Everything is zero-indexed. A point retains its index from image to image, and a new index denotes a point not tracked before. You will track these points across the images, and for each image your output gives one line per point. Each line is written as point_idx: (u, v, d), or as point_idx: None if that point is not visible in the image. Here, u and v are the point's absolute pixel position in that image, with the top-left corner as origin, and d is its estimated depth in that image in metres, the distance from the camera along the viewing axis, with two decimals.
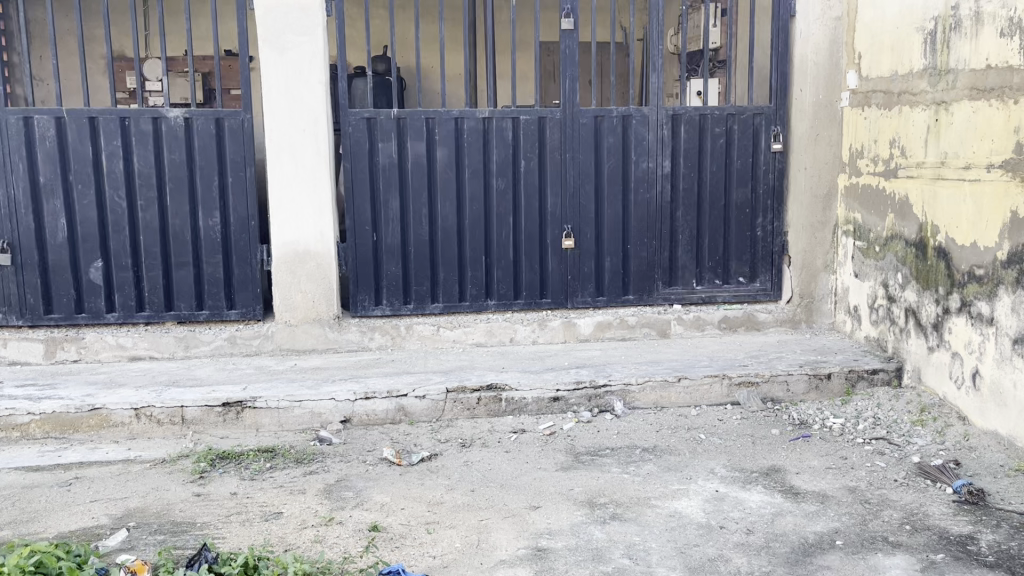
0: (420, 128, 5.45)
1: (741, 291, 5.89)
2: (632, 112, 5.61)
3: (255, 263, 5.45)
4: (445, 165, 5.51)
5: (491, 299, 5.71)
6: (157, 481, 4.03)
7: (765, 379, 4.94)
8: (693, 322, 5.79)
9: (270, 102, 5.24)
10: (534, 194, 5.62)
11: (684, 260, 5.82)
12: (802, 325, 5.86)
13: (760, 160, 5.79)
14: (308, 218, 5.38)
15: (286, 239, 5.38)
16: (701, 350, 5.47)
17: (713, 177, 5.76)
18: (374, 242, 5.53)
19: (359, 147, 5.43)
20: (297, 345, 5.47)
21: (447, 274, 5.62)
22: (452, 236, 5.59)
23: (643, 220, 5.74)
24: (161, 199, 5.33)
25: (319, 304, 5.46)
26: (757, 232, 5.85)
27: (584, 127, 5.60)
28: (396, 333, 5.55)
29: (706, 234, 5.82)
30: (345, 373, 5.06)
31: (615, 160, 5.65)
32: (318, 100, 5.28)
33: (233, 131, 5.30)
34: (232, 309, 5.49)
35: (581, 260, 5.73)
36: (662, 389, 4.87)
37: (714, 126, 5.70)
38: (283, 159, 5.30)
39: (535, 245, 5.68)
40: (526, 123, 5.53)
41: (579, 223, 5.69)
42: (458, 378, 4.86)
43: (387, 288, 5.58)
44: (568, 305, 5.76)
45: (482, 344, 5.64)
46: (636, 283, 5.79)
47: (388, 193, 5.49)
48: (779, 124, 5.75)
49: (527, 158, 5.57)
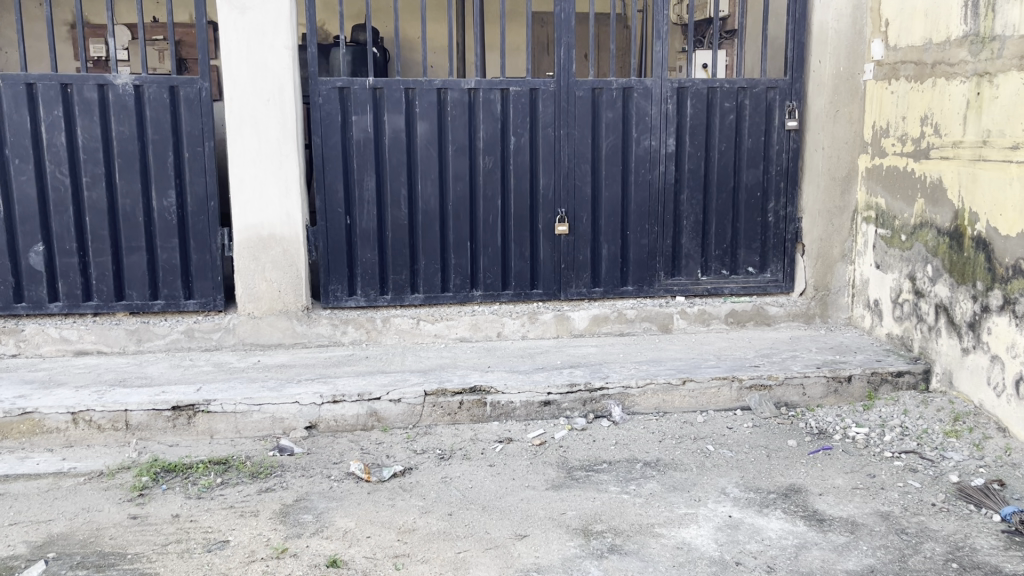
0: (398, 99, 4.91)
1: (750, 283, 5.38)
2: (633, 83, 5.08)
3: (216, 248, 4.91)
4: (426, 140, 4.98)
5: (476, 289, 5.20)
6: (89, 500, 3.52)
7: (779, 382, 4.46)
8: (698, 316, 5.29)
9: (230, 69, 4.67)
10: (525, 174, 5.10)
11: (689, 248, 5.31)
12: (816, 320, 5.36)
13: (772, 139, 5.27)
14: (273, 198, 4.84)
15: (248, 221, 4.84)
16: (707, 348, 4.97)
17: (723, 156, 5.24)
18: (347, 225, 5.01)
19: (331, 120, 4.88)
20: (261, 339, 4.95)
21: (428, 262, 5.11)
22: (434, 220, 5.07)
23: (645, 204, 5.22)
24: (109, 175, 4.78)
25: (287, 295, 4.94)
26: (769, 218, 5.34)
27: (581, 100, 5.06)
28: (371, 326, 5.05)
29: (713, 221, 5.31)
30: (313, 372, 4.54)
31: (615, 137, 5.13)
32: (284, 67, 4.72)
33: (190, 101, 4.75)
34: (190, 299, 4.95)
35: (576, 247, 5.22)
36: (664, 393, 4.38)
37: (724, 101, 5.17)
38: (246, 132, 4.75)
39: (525, 230, 5.16)
40: (516, 95, 4.99)
41: (575, 206, 5.17)
42: (438, 380, 4.36)
43: (362, 276, 5.06)
44: (562, 296, 5.26)
45: (467, 340, 5.14)
46: (635, 273, 5.29)
47: (363, 171, 4.96)
48: (794, 99, 5.23)
49: (517, 134, 5.04)
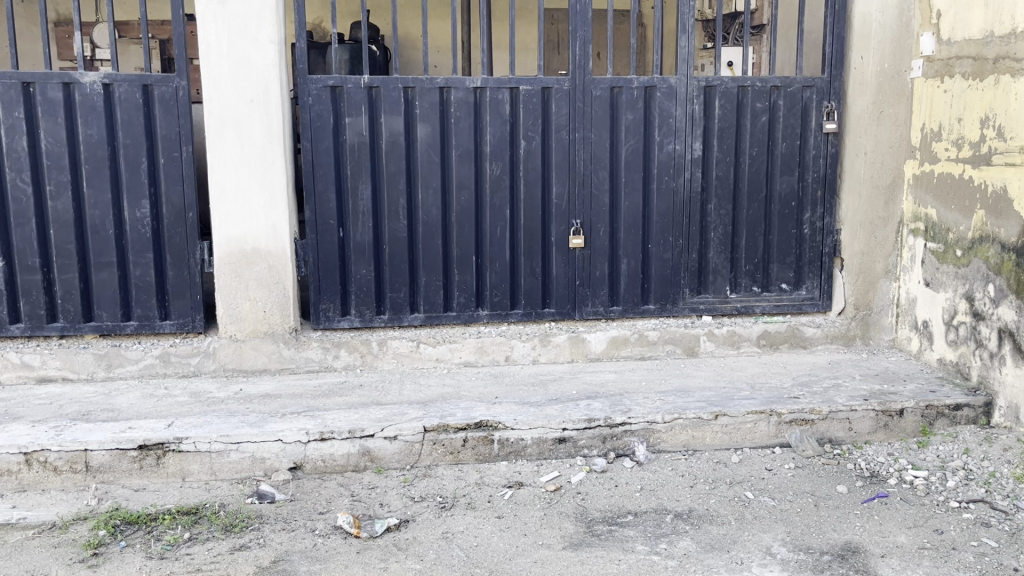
0: (396, 100, 4.44)
1: (784, 300, 4.89)
2: (656, 81, 4.61)
3: (195, 264, 4.45)
4: (427, 144, 4.50)
5: (482, 308, 4.72)
6: (36, 559, 3.05)
7: (822, 416, 3.98)
8: (728, 338, 4.81)
9: (210, 66, 4.20)
10: (536, 181, 4.62)
11: (717, 263, 4.83)
12: (856, 342, 4.88)
13: (808, 143, 4.78)
14: (257, 209, 4.36)
15: (230, 234, 4.36)
16: (738, 375, 4.49)
17: (754, 162, 4.76)
18: (340, 238, 4.53)
19: (321, 122, 4.42)
20: (245, 365, 4.48)
21: (429, 278, 4.63)
22: (435, 233, 4.59)
23: (668, 215, 4.74)
24: (76, 184, 4.31)
25: (273, 315, 4.46)
26: (804, 230, 4.85)
27: (598, 101, 4.59)
28: (366, 350, 4.57)
29: (743, 233, 4.82)
30: (300, 404, 4.08)
31: (635, 141, 4.65)
32: (269, 63, 4.25)
33: (165, 101, 4.29)
34: (166, 320, 4.48)
35: (592, 262, 4.73)
36: (693, 429, 3.90)
37: (756, 101, 4.69)
38: (226, 136, 4.28)
39: (537, 244, 4.68)
40: (527, 95, 4.52)
41: (591, 217, 4.69)
42: (439, 414, 3.88)
43: (357, 295, 4.59)
44: (576, 316, 4.77)
45: (472, 364, 4.67)
46: (657, 290, 4.80)
47: (357, 178, 4.49)
48: (833, 99, 4.74)
49: (528, 138, 4.57)
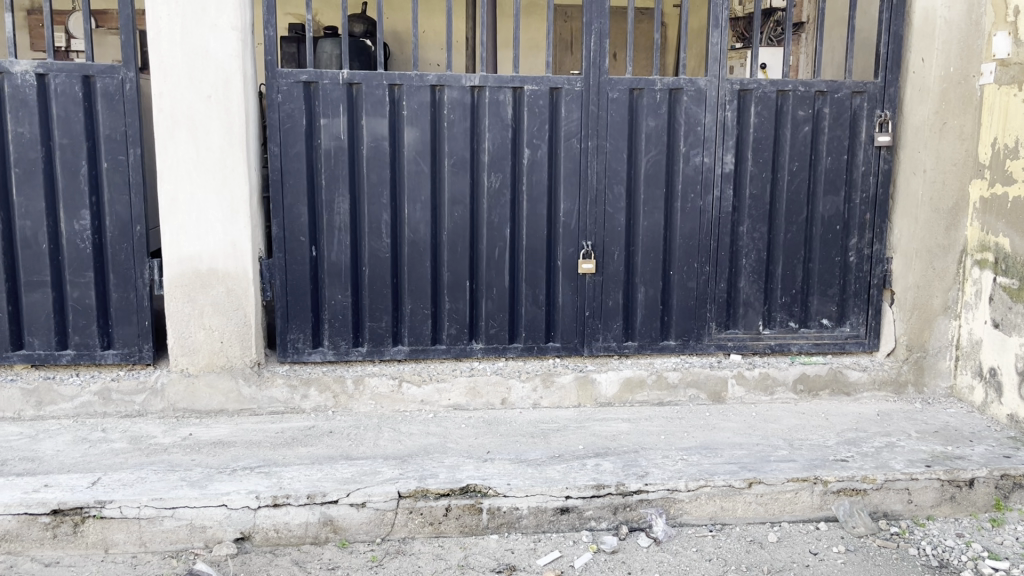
0: (380, 99, 3.82)
1: (824, 338, 4.25)
2: (683, 83, 3.97)
3: (143, 285, 3.83)
4: (415, 151, 3.88)
5: (476, 341, 4.09)
6: None
7: (876, 486, 3.33)
8: (759, 382, 4.16)
9: (160, 55, 3.58)
10: (541, 196, 3.99)
11: (749, 293, 4.18)
12: (908, 390, 4.23)
13: (857, 157, 4.13)
14: (214, 223, 3.73)
15: (183, 252, 3.73)
16: (773, 427, 3.85)
17: (794, 178, 4.11)
18: (312, 258, 3.90)
19: (292, 123, 3.79)
20: (197, 405, 3.86)
21: (415, 306, 4.00)
22: (423, 253, 3.96)
23: (693, 238, 4.09)
24: (5, 191, 3.70)
25: (231, 347, 3.84)
26: (850, 258, 4.20)
27: (614, 104, 3.95)
28: (340, 389, 3.94)
29: (779, 260, 4.18)
30: (256, 457, 3.46)
31: (657, 151, 4.01)
32: (230, 54, 3.63)
33: (109, 96, 3.68)
34: (109, 350, 3.86)
35: (604, 290, 4.09)
36: (722, 499, 3.27)
37: (798, 109, 4.05)
38: (179, 137, 3.65)
39: (541, 269, 4.05)
40: (532, 97, 3.89)
41: (604, 239, 4.05)
42: (418, 475, 3.26)
43: (331, 323, 3.96)
44: (585, 352, 4.14)
45: (463, 408, 4.03)
46: (679, 324, 4.16)
47: (333, 189, 3.86)
48: (887, 107, 4.09)
49: (533, 146, 3.94)
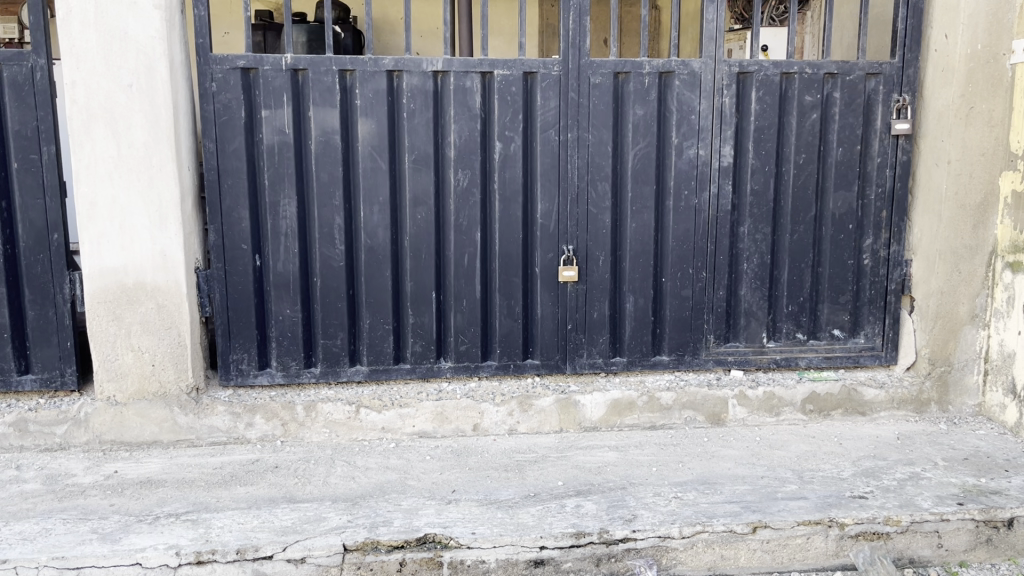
0: (329, 87, 3.35)
1: (837, 350, 3.79)
2: (674, 65, 3.50)
3: (63, 301, 3.38)
4: (370, 145, 3.42)
5: (445, 359, 3.63)
6: None
7: (901, 529, 2.88)
8: (764, 401, 3.70)
9: (71, 38, 3.12)
10: (516, 195, 3.52)
11: (751, 301, 3.72)
12: (931, 409, 3.78)
13: (871, 148, 3.67)
14: (140, 229, 3.27)
15: (105, 264, 3.27)
16: (780, 456, 3.39)
17: (800, 172, 3.65)
18: (256, 268, 3.45)
19: (229, 116, 3.32)
20: (127, 436, 3.41)
21: (374, 321, 3.55)
22: (383, 262, 3.50)
23: (687, 241, 3.63)
24: None
25: (164, 371, 3.38)
26: (865, 261, 3.74)
27: (597, 90, 3.48)
28: (290, 417, 3.49)
29: (785, 264, 3.72)
30: (186, 500, 3.00)
31: (646, 143, 3.55)
32: (153, 37, 3.16)
33: (17, 86, 3.22)
34: (26, 376, 3.41)
35: (587, 301, 3.64)
36: (722, 547, 2.82)
37: (804, 93, 3.58)
38: (97, 133, 3.18)
39: (516, 277, 3.59)
40: (503, 83, 3.43)
41: (587, 242, 3.59)
42: (369, 522, 2.81)
43: (279, 341, 3.51)
44: (567, 369, 3.68)
45: (430, 436, 3.58)
46: (673, 338, 3.70)
47: (278, 190, 3.40)
48: (905, 90, 3.63)
49: (505, 138, 3.47)
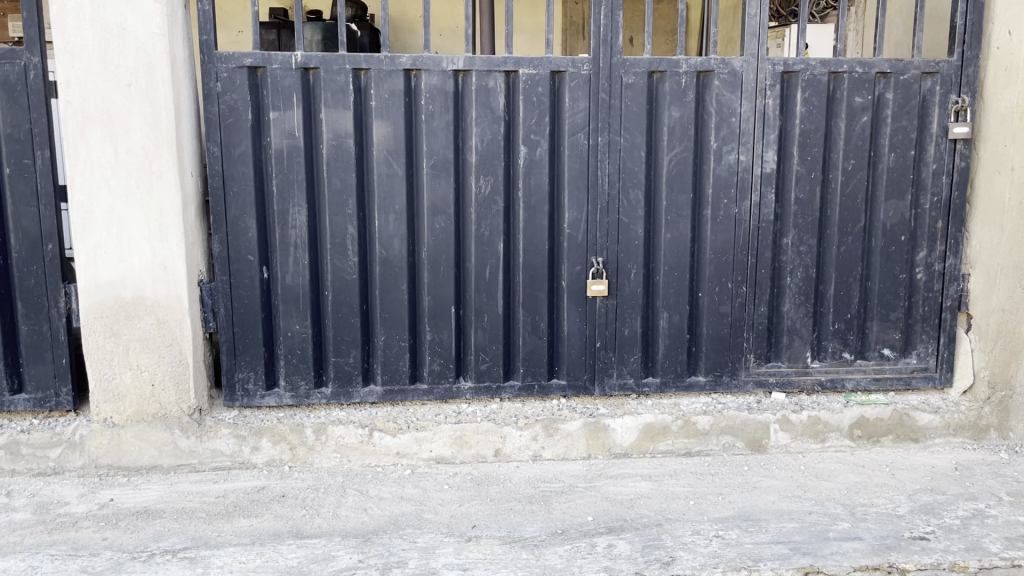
0: (342, 87, 3.12)
1: (887, 371, 3.51)
2: (714, 64, 3.24)
3: (58, 316, 3.16)
4: (386, 150, 3.18)
5: (465, 379, 3.39)
6: None
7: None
8: (809, 427, 3.43)
9: (66, 34, 2.90)
10: (542, 204, 3.27)
11: (794, 318, 3.45)
12: (990, 436, 3.50)
13: (927, 153, 3.39)
14: (139, 239, 3.05)
15: (102, 276, 3.05)
16: (828, 488, 3.12)
17: (849, 178, 3.37)
18: (264, 281, 3.22)
19: (235, 118, 3.09)
20: (124, 460, 3.19)
21: (389, 338, 3.31)
22: (399, 274, 3.27)
23: (726, 254, 3.37)
24: None
25: (164, 392, 3.15)
26: (918, 276, 3.47)
27: (630, 91, 3.23)
28: (299, 441, 3.26)
29: (831, 278, 3.44)
30: (184, 534, 2.78)
31: (682, 148, 3.29)
32: (153, 33, 2.94)
33: (9, 86, 3.01)
34: (19, 395, 3.20)
35: (618, 317, 3.38)
36: None
37: (854, 94, 3.31)
38: (94, 136, 2.97)
39: (542, 291, 3.33)
40: (528, 82, 3.18)
41: (618, 254, 3.33)
42: (382, 563, 2.58)
43: (288, 359, 3.28)
44: (595, 391, 3.42)
45: (448, 462, 3.34)
46: (710, 357, 3.44)
47: (287, 197, 3.17)
48: (964, 91, 3.35)
49: (530, 142, 3.23)
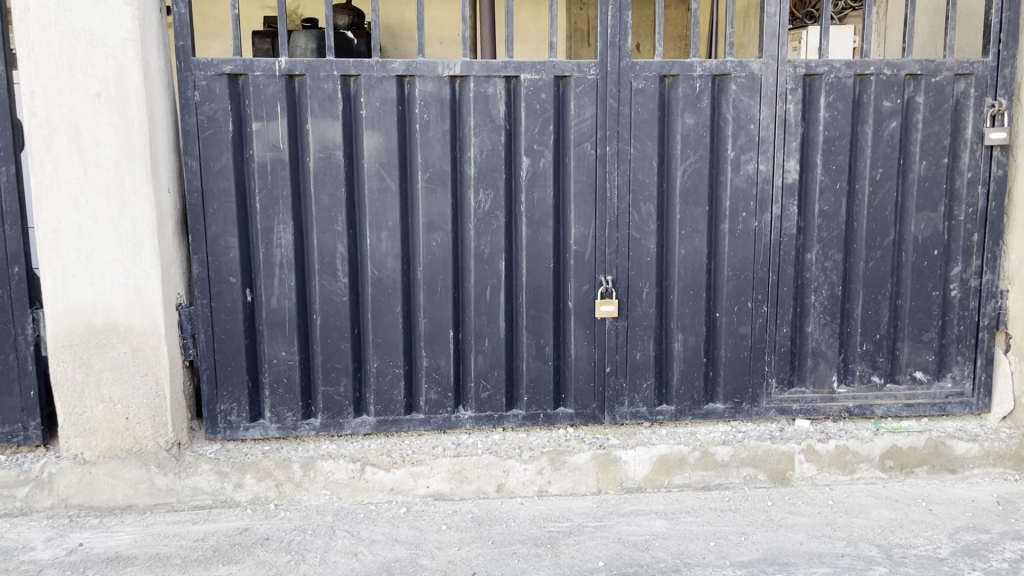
0: (330, 95, 2.89)
1: (920, 396, 3.26)
2: (731, 67, 3.00)
3: (25, 344, 2.93)
4: (378, 162, 2.95)
5: (464, 408, 3.15)
6: None
7: None
8: (836, 457, 3.17)
9: (30, 40, 2.68)
10: (546, 218, 3.04)
11: (819, 339, 3.20)
12: None
13: (961, 161, 3.14)
14: (111, 261, 2.82)
15: (71, 302, 2.82)
16: (860, 526, 2.87)
17: (877, 189, 3.13)
18: (247, 304, 2.98)
19: (214, 129, 2.86)
20: (97, 500, 2.95)
21: (383, 364, 3.07)
22: (392, 295, 3.03)
23: (745, 271, 3.13)
24: None
25: (140, 426, 2.92)
26: (953, 293, 3.21)
27: (641, 96, 2.99)
28: (285, 477, 3.02)
29: (859, 296, 3.19)
30: None
31: (696, 157, 3.05)
32: (124, 39, 2.72)
33: None
34: None
35: (629, 340, 3.14)
36: None
37: (882, 97, 3.06)
38: (60, 150, 2.74)
39: (547, 312, 3.09)
40: (531, 89, 2.95)
41: (629, 272, 3.09)
42: None
43: (274, 389, 3.04)
44: (606, 420, 3.18)
45: (446, 498, 3.09)
46: (729, 382, 3.19)
47: (272, 214, 2.94)
48: (1001, 93, 3.10)
49: (533, 153, 2.99)
